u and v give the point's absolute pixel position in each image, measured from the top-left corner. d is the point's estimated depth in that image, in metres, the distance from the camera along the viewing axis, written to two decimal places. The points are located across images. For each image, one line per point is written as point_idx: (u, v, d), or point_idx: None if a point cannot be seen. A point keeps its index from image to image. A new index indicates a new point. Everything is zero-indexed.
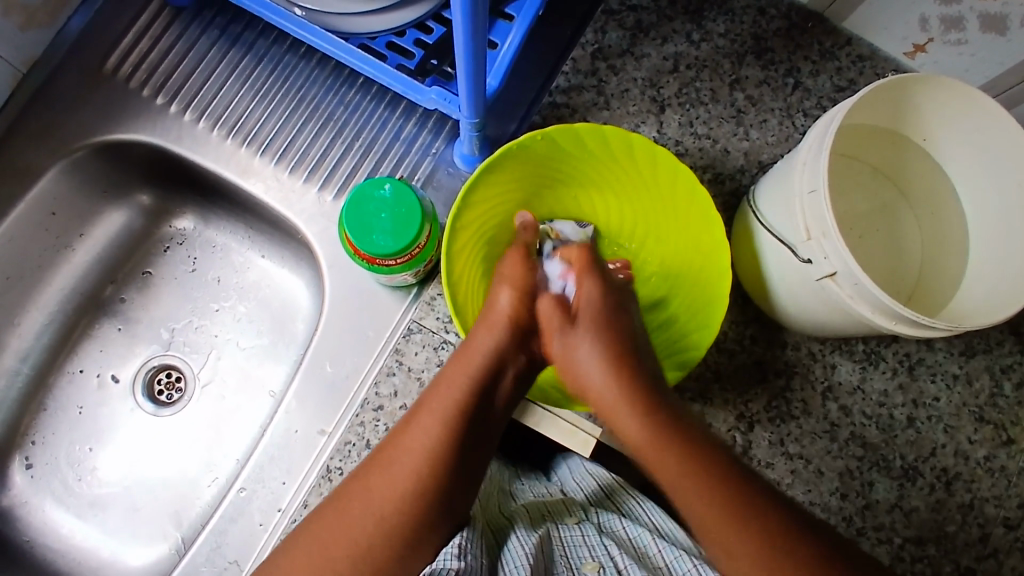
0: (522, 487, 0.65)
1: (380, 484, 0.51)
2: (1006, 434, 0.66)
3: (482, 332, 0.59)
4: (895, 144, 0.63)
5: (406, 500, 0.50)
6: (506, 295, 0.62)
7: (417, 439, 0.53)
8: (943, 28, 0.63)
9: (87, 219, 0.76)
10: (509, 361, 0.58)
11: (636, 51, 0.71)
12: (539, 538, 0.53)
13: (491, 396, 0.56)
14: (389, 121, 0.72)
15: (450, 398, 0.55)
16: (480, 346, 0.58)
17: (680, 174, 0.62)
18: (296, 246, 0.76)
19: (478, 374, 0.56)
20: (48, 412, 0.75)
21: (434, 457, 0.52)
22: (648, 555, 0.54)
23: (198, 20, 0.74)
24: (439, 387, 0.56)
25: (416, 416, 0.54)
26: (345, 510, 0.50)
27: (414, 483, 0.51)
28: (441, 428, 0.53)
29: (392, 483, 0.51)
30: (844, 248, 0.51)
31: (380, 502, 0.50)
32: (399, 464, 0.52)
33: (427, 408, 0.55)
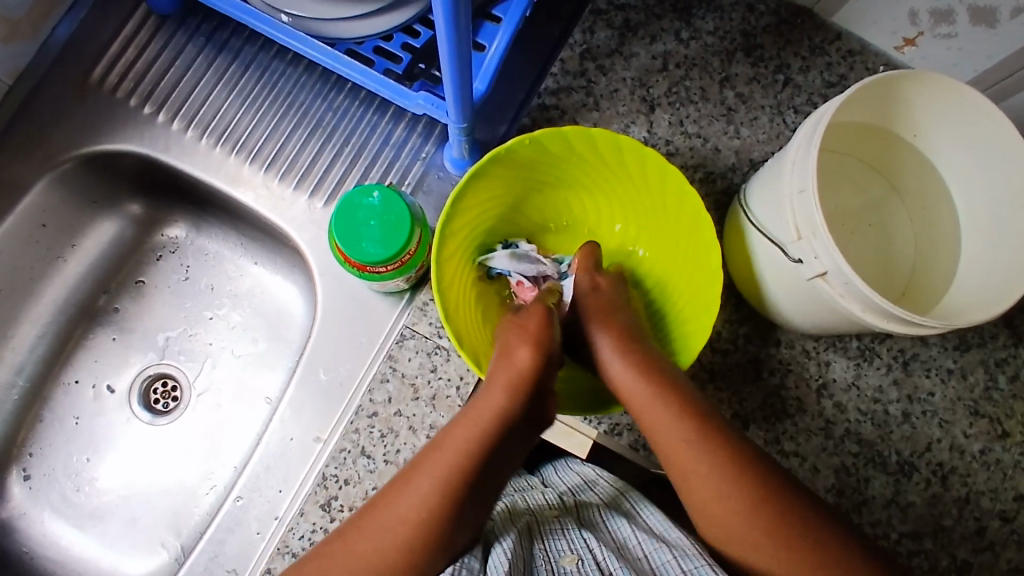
0: (502, 481, 0.65)
1: (370, 543, 0.49)
2: (1002, 427, 0.66)
3: (489, 390, 0.57)
4: (886, 139, 0.62)
5: (400, 557, 0.48)
6: (524, 352, 0.60)
7: (415, 498, 0.50)
8: (933, 21, 0.63)
9: (77, 230, 0.76)
10: (516, 422, 0.56)
11: (624, 50, 0.70)
12: (518, 536, 0.53)
13: (496, 455, 0.54)
14: (378, 126, 0.72)
15: (454, 455, 0.53)
16: (486, 407, 0.56)
17: (669, 175, 0.62)
18: (288, 252, 0.76)
19: (485, 436, 0.54)
20: (45, 424, 0.75)
21: (434, 516, 0.50)
22: (628, 546, 0.51)
23: (184, 28, 0.73)
24: (442, 443, 0.54)
25: (417, 470, 0.52)
26: (334, 560, 0.48)
27: (408, 542, 0.48)
28: (441, 486, 0.51)
29: (387, 538, 0.49)
30: (833, 247, 0.51)
31: (368, 557, 0.48)
32: (395, 522, 0.49)
33: (426, 467, 0.52)
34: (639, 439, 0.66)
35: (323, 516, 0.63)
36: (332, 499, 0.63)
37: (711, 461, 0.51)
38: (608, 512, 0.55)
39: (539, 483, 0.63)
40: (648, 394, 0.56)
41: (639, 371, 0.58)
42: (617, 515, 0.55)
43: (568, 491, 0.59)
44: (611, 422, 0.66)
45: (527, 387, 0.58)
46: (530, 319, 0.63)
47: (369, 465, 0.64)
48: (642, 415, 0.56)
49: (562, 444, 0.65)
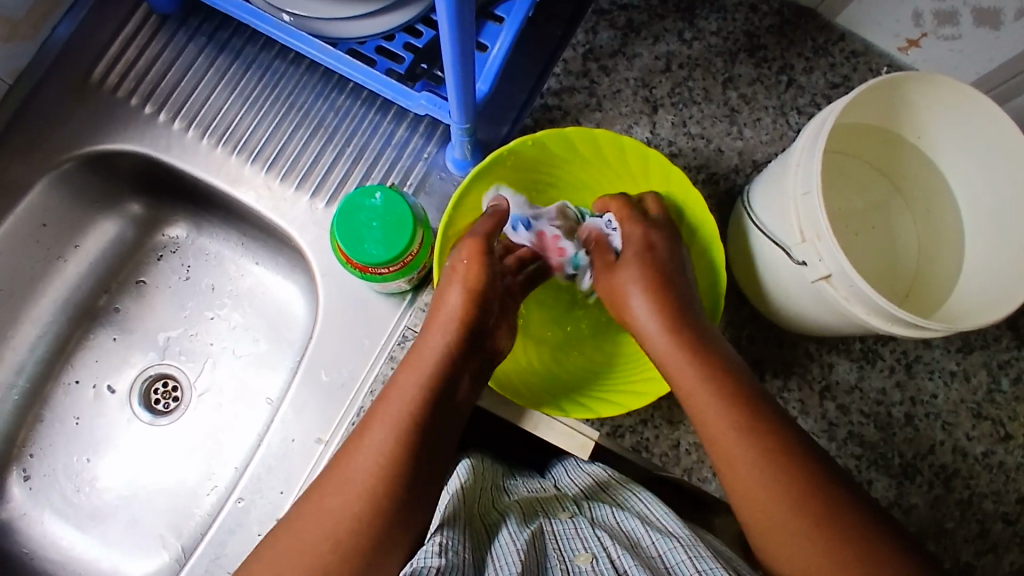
0: (514, 481, 0.64)
1: (333, 502, 0.49)
2: (1005, 429, 0.66)
3: (435, 331, 0.58)
4: (890, 140, 0.62)
5: (367, 508, 0.49)
6: (457, 295, 0.59)
7: (371, 451, 0.52)
8: (937, 22, 0.63)
9: (78, 230, 0.75)
10: (459, 361, 0.57)
11: (627, 51, 0.70)
12: (531, 534, 0.52)
13: (447, 396, 0.56)
14: (380, 126, 0.72)
15: (402, 404, 0.54)
16: (431, 349, 0.57)
17: (672, 175, 0.62)
18: (290, 252, 0.76)
19: (432, 379, 0.55)
20: (46, 424, 0.74)
21: (393, 461, 0.51)
22: (642, 545, 0.50)
23: (184, 28, 0.73)
24: (390, 394, 0.55)
25: (371, 423, 0.53)
26: (302, 526, 0.48)
27: (373, 491, 0.50)
28: (395, 436, 0.52)
29: (352, 491, 0.50)
30: (838, 249, 0.51)
31: (335, 515, 0.49)
32: (355, 477, 0.50)
33: (379, 416, 0.54)
34: (641, 441, 0.65)
35: None
36: None
37: (734, 417, 0.51)
38: (620, 511, 0.54)
39: (549, 485, 0.63)
40: (670, 348, 0.56)
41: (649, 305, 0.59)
42: (630, 515, 0.54)
43: (584, 494, 0.58)
44: (613, 424, 0.66)
45: (472, 324, 0.59)
46: (464, 252, 0.61)
47: None
48: (676, 381, 0.55)
49: (564, 446, 0.61)
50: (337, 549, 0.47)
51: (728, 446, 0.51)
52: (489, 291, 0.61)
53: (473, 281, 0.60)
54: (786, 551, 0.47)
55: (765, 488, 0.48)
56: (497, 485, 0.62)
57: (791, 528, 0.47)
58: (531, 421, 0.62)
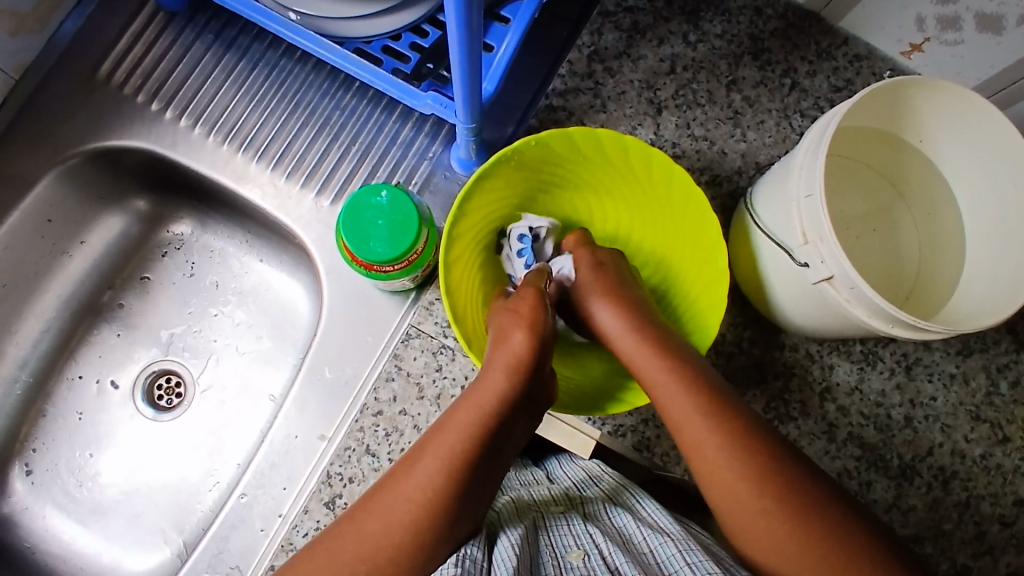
0: (508, 476, 0.65)
1: (375, 529, 0.48)
2: (1003, 432, 0.66)
3: (494, 369, 0.56)
4: (892, 143, 0.63)
5: (406, 542, 0.47)
6: (520, 336, 0.58)
7: (419, 483, 0.50)
8: (940, 27, 0.63)
9: (82, 225, 0.76)
10: (518, 403, 0.55)
11: (632, 52, 0.70)
12: (524, 532, 0.52)
13: (499, 443, 0.53)
14: (386, 125, 0.72)
15: (457, 441, 0.52)
16: (490, 390, 0.54)
17: (676, 177, 0.63)
18: (295, 250, 0.76)
19: (490, 419, 0.53)
20: (48, 419, 0.75)
21: (438, 501, 0.49)
22: (634, 541, 0.51)
23: (191, 25, 0.73)
24: (445, 427, 0.53)
25: (421, 455, 0.51)
26: (339, 548, 0.48)
27: (414, 528, 0.48)
28: (447, 474, 0.50)
29: (391, 521, 0.48)
30: (840, 252, 0.51)
31: (373, 543, 0.47)
32: (397, 507, 0.49)
33: (432, 448, 0.52)
34: (642, 440, 0.66)
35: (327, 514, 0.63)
36: (336, 498, 0.63)
37: (697, 403, 0.52)
38: (612, 506, 0.55)
39: (543, 478, 0.64)
40: (636, 346, 0.58)
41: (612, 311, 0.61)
42: (622, 511, 0.54)
43: (575, 490, 0.59)
44: (615, 423, 0.66)
45: (532, 371, 0.56)
46: (523, 299, 0.61)
47: (374, 464, 0.64)
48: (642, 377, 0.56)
49: (565, 445, 0.66)
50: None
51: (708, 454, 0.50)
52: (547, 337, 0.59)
53: (532, 325, 0.59)
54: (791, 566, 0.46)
55: (761, 505, 0.47)
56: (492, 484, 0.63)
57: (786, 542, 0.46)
58: None
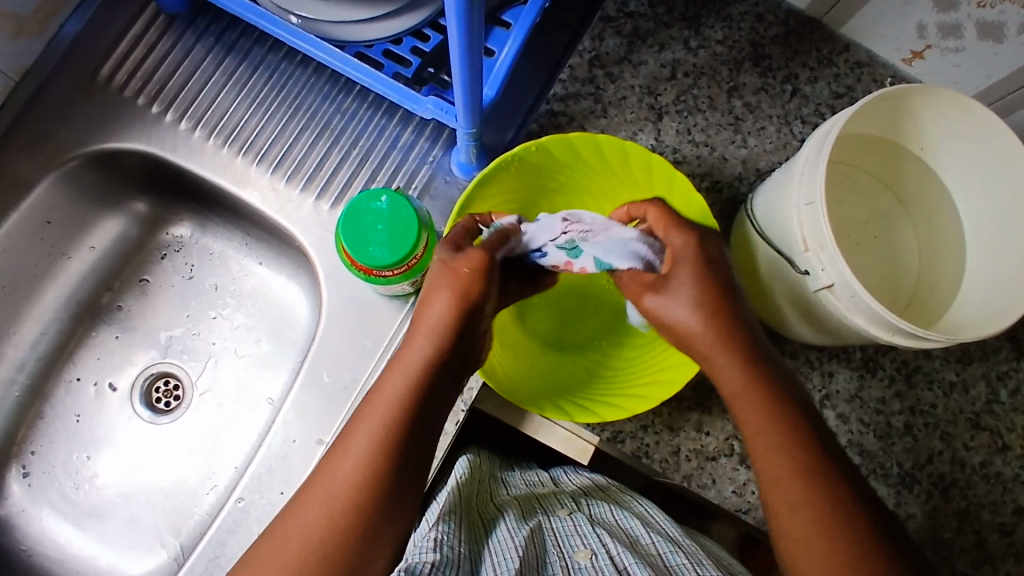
0: (512, 474, 0.65)
1: (309, 507, 0.47)
2: (1003, 440, 0.66)
3: (423, 331, 0.54)
4: (894, 151, 0.62)
5: (347, 512, 0.47)
6: (441, 301, 0.55)
7: (351, 461, 0.49)
8: (941, 34, 0.63)
9: (82, 227, 0.76)
10: (445, 368, 0.53)
11: (633, 58, 0.70)
12: (530, 530, 0.52)
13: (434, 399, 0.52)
14: (386, 129, 0.72)
15: (384, 414, 0.50)
16: (417, 350, 0.53)
17: (676, 182, 0.63)
18: (294, 253, 0.76)
19: (416, 388, 0.52)
20: (46, 421, 0.75)
21: (374, 470, 0.48)
22: (642, 542, 0.50)
23: (192, 28, 0.73)
24: (373, 401, 0.52)
25: (352, 432, 0.50)
26: (289, 526, 0.47)
27: (351, 498, 0.47)
28: (375, 446, 0.49)
29: (329, 496, 0.48)
30: (841, 260, 0.51)
31: (312, 527, 0.46)
32: (336, 482, 0.48)
33: (362, 422, 0.51)
34: (642, 447, 0.65)
35: None
36: None
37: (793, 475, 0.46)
38: (619, 510, 0.55)
39: (546, 480, 0.64)
40: (739, 386, 0.50)
41: (699, 322, 0.53)
42: (629, 515, 0.54)
43: (578, 493, 0.59)
44: (613, 429, 0.65)
45: (462, 329, 0.54)
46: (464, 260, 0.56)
47: None
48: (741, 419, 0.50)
49: (564, 450, 0.65)
50: (316, 553, 0.46)
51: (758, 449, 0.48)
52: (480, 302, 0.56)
53: (465, 292, 0.55)
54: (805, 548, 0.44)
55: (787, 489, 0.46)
56: (496, 478, 0.63)
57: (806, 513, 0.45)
58: (532, 425, 0.66)
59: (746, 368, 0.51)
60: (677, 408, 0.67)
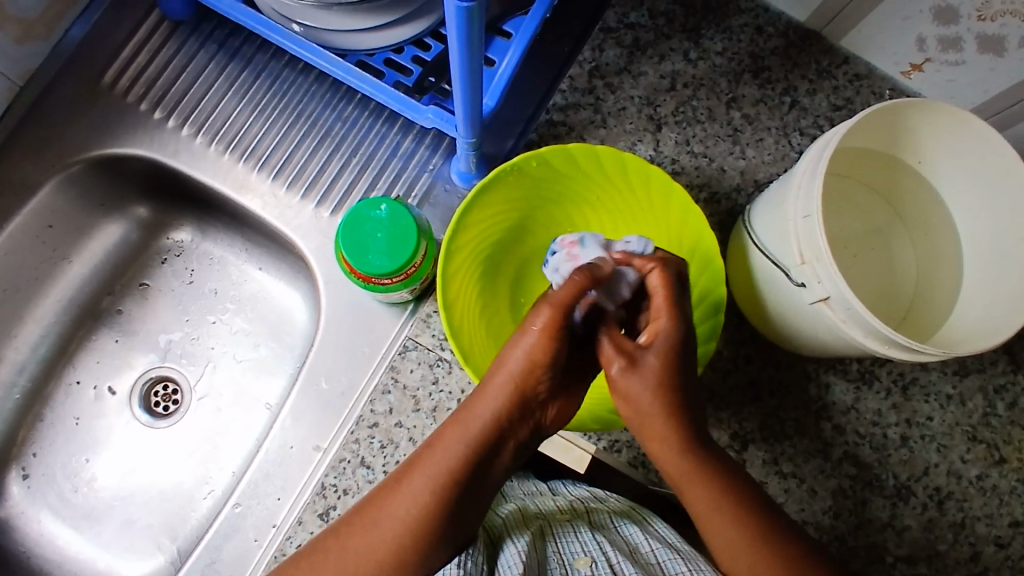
0: (512, 485, 0.66)
1: (358, 543, 0.48)
2: (999, 453, 0.66)
3: (490, 385, 0.51)
4: (891, 164, 0.63)
5: (391, 559, 0.47)
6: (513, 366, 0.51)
7: (401, 507, 0.48)
8: (940, 48, 0.63)
9: (84, 231, 0.76)
10: (512, 427, 0.51)
11: (633, 69, 0.71)
12: (531, 537, 0.52)
13: (495, 462, 0.50)
14: (387, 136, 0.73)
15: (442, 466, 0.49)
16: (482, 409, 0.50)
17: (674, 193, 0.63)
18: (294, 259, 0.76)
19: (479, 443, 0.50)
20: (45, 424, 0.75)
21: (410, 539, 0.47)
22: (641, 551, 0.51)
23: (196, 34, 0.74)
24: (431, 448, 0.50)
25: (406, 478, 0.49)
26: (328, 557, 0.48)
27: (399, 548, 0.47)
28: (427, 499, 0.48)
29: (373, 544, 0.47)
30: (837, 273, 0.51)
31: (358, 564, 0.47)
32: (383, 524, 0.48)
33: (418, 469, 0.49)
34: (638, 456, 0.65)
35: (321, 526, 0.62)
36: (329, 509, 0.62)
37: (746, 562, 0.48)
38: (620, 519, 0.55)
39: (546, 488, 0.64)
40: (690, 473, 0.51)
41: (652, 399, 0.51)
42: (629, 523, 0.55)
43: (579, 502, 0.59)
44: (610, 438, 0.66)
45: (530, 400, 0.51)
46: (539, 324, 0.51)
47: (368, 476, 0.63)
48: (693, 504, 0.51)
49: (559, 458, 0.66)
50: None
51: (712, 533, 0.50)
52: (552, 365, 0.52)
53: (536, 361, 0.51)
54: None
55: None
56: (494, 494, 0.64)
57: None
58: None
59: (711, 485, 0.50)
60: None
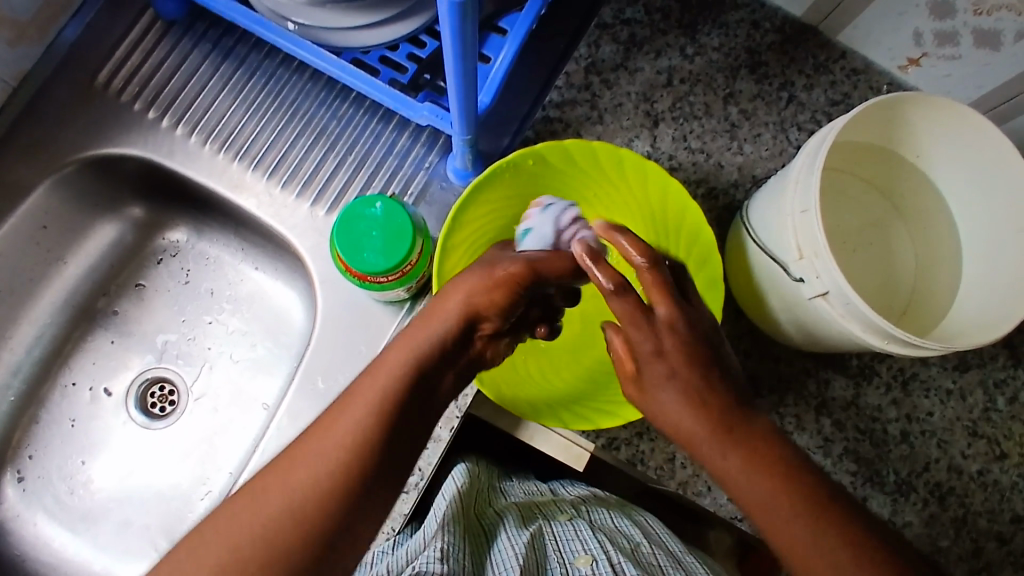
0: (510, 483, 0.66)
1: (297, 471, 0.47)
2: (1000, 448, 0.66)
3: (441, 316, 0.54)
4: (889, 158, 0.62)
5: (329, 487, 0.46)
6: (457, 302, 0.55)
7: (341, 428, 0.48)
8: (938, 42, 0.63)
9: (78, 232, 0.76)
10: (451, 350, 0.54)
11: (629, 65, 0.70)
12: (530, 536, 0.52)
13: (430, 387, 0.53)
14: (382, 134, 0.72)
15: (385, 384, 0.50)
16: (429, 333, 0.53)
17: (670, 189, 0.63)
18: (289, 258, 0.76)
19: (422, 360, 0.52)
20: (41, 427, 0.74)
21: (353, 455, 0.47)
22: (642, 550, 0.50)
23: (190, 33, 0.73)
24: (374, 371, 0.51)
25: (348, 399, 0.50)
26: (265, 491, 0.46)
27: (341, 467, 0.47)
28: (370, 420, 0.49)
29: (316, 467, 0.47)
30: (836, 268, 0.51)
31: (301, 490, 0.46)
32: (325, 450, 0.47)
33: (361, 392, 0.50)
34: (636, 454, 0.64)
35: None
36: None
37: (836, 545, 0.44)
38: (620, 518, 0.56)
39: (546, 489, 0.64)
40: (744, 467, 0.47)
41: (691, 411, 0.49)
42: (629, 522, 0.55)
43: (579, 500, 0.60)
44: (608, 437, 0.65)
45: (472, 331, 0.55)
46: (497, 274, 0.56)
47: None
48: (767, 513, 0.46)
49: (558, 456, 0.66)
50: (256, 525, 0.45)
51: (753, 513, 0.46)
52: (499, 310, 0.56)
53: (485, 299, 0.55)
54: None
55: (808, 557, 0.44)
56: (494, 486, 0.63)
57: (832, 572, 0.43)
58: (527, 432, 0.66)
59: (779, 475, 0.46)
60: None
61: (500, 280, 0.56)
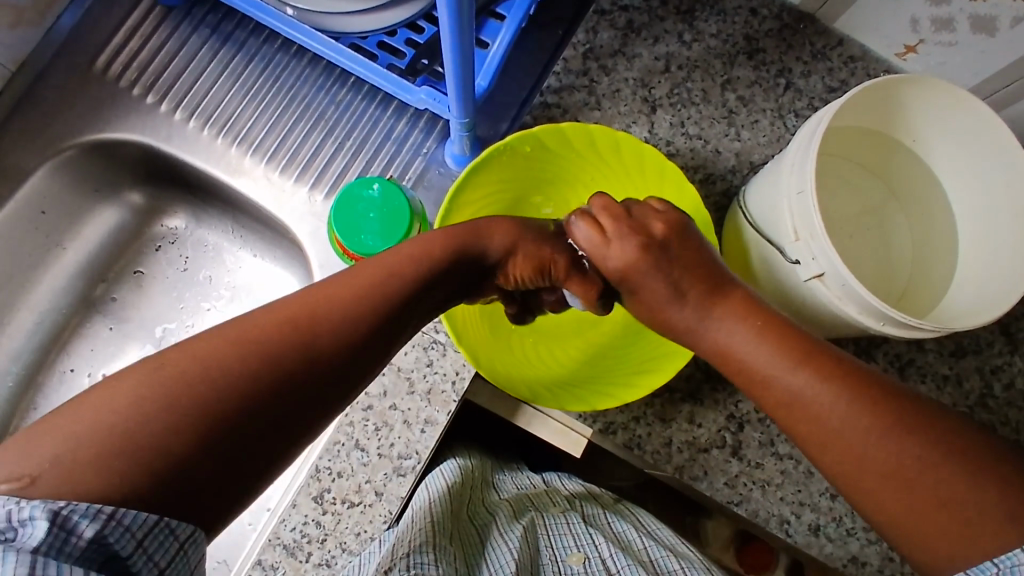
0: (503, 476, 0.66)
1: (319, 308, 0.44)
2: (996, 434, 0.66)
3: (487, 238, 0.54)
4: (886, 142, 0.62)
5: (340, 334, 0.43)
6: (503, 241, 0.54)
7: (366, 277, 0.46)
8: (934, 28, 0.63)
9: (77, 217, 0.76)
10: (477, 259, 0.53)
11: (627, 51, 0.70)
12: (522, 529, 0.52)
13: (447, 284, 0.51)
14: (381, 120, 0.72)
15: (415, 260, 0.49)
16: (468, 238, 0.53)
17: (667, 172, 0.63)
18: (288, 245, 0.76)
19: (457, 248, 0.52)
20: (38, 412, 0.74)
21: (372, 310, 0.45)
22: (634, 547, 0.51)
23: (188, 19, 0.73)
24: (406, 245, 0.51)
25: (376, 259, 0.48)
26: (276, 314, 0.42)
27: (361, 318, 0.44)
28: (398, 281, 0.47)
29: (337, 309, 0.44)
30: (832, 249, 0.51)
31: (316, 325, 0.43)
32: (351, 299, 0.45)
33: (387, 258, 0.49)
34: (633, 438, 0.64)
35: (315, 508, 0.60)
36: (325, 492, 0.60)
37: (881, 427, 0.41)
38: (612, 514, 0.56)
39: (538, 481, 0.65)
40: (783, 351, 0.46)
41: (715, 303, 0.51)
42: (621, 519, 0.56)
43: (572, 496, 0.60)
44: (606, 420, 0.64)
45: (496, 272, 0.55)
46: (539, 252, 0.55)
47: (363, 459, 0.61)
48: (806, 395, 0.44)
49: (555, 442, 0.66)
50: (254, 361, 0.40)
51: (781, 384, 0.45)
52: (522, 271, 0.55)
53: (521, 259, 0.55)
54: (901, 517, 0.39)
55: (849, 434, 0.41)
56: (487, 480, 0.63)
57: (880, 455, 0.40)
58: (524, 417, 0.67)
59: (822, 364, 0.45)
60: (668, 400, 0.65)
61: (543, 259, 0.55)
